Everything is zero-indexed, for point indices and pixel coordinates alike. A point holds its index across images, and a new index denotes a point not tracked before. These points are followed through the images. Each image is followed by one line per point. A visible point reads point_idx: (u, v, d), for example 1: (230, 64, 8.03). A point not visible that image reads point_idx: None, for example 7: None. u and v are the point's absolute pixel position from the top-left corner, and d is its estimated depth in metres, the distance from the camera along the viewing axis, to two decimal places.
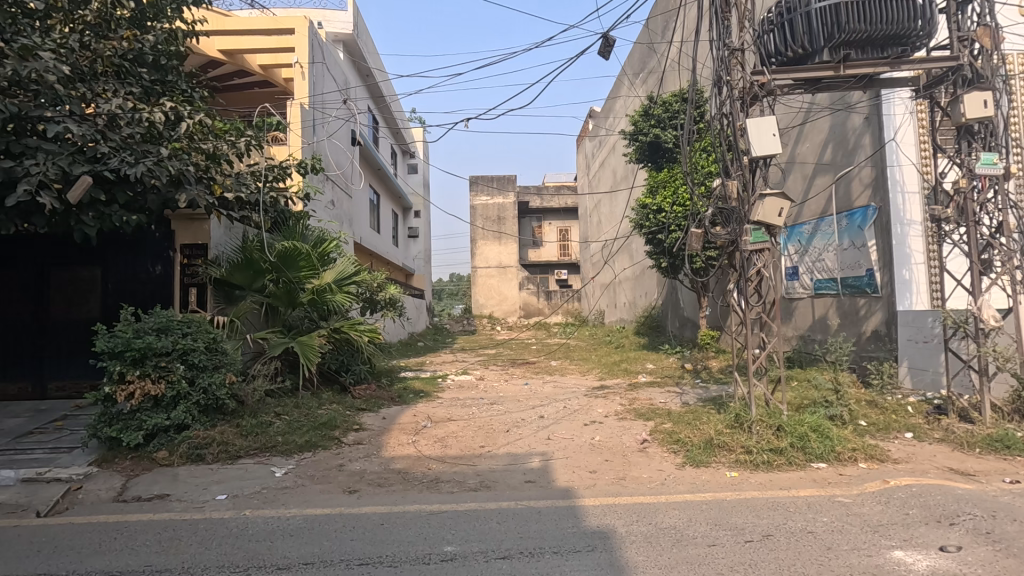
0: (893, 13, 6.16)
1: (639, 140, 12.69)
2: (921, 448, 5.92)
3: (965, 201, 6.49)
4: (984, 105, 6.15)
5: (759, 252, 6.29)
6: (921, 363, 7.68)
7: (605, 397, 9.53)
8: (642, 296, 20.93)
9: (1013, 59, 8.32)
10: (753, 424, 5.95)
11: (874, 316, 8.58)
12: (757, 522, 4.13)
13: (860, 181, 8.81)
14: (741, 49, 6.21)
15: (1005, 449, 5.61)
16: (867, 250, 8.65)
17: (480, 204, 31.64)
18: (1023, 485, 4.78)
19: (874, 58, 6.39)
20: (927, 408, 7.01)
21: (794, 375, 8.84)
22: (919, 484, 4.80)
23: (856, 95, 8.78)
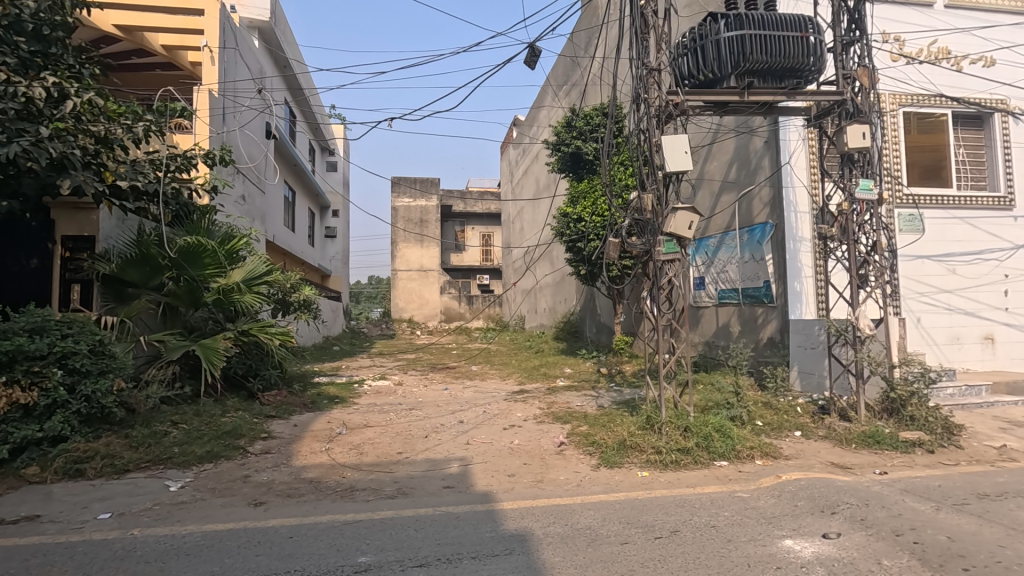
0: (790, 48, 6.74)
1: (561, 150, 13.03)
2: (807, 445, 6.50)
3: (846, 222, 7.22)
4: (863, 136, 6.91)
5: (670, 262, 6.64)
6: (808, 367, 8.44)
7: (524, 401, 9.66)
8: (561, 302, 21.45)
9: (886, 98, 9.40)
10: (663, 426, 6.27)
11: (769, 324, 9.35)
12: (666, 519, 4.34)
13: (760, 200, 9.56)
14: (658, 69, 6.56)
15: (876, 444, 6.29)
16: (765, 263, 9.40)
17: (402, 206, 31.07)
18: (889, 475, 5.39)
19: (774, 87, 6.95)
20: (813, 408, 7.71)
21: (700, 379, 9.40)
22: (805, 477, 5.27)
23: (758, 120, 9.54)
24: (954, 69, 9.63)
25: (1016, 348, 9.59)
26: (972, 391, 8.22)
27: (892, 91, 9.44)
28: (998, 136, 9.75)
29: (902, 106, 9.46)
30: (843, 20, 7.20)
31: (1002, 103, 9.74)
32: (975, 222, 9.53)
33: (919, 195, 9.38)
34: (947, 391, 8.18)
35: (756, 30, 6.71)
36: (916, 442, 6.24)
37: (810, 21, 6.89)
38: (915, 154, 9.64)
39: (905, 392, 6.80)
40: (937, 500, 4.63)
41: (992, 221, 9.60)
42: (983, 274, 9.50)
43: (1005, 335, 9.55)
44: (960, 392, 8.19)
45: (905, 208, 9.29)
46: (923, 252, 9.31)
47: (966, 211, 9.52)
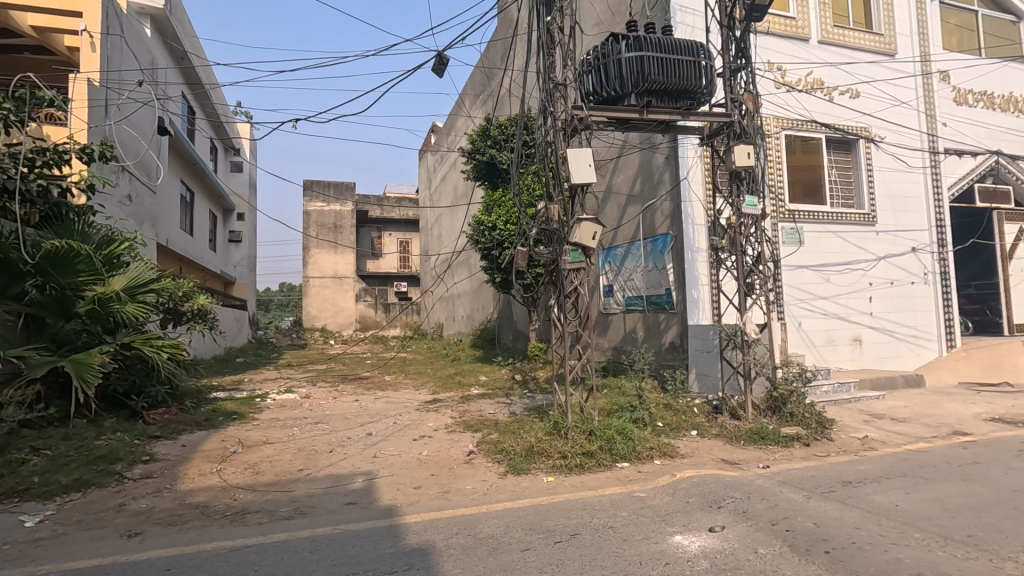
0: (685, 71, 7.20)
1: (476, 158, 13.09)
2: (701, 443, 6.92)
3: (735, 235, 7.82)
4: (748, 156, 7.52)
5: (576, 271, 6.86)
6: (704, 369, 8.99)
7: (437, 410, 9.55)
8: (478, 310, 21.48)
9: (770, 122, 10.30)
10: (569, 430, 6.43)
11: (671, 329, 9.89)
12: (567, 523, 4.43)
13: (661, 212, 10.13)
14: (564, 84, 6.79)
15: (760, 440, 6.81)
16: (666, 272, 9.96)
17: (314, 211, 29.79)
18: (771, 468, 5.85)
19: (671, 108, 7.38)
20: (708, 408, 8.22)
21: (607, 384, 9.75)
22: (697, 475, 5.60)
23: (659, 137, 10.13)
24: (827, 98, 10.74)
25: (880, 349, 10.77)
26: (843, 388, 9.14)
27: (776, 115, 10.36)
28: (863, 159, 10.97)
29: (784, 130, 10.40)
30: (732, 47, 7.80)
31: (865, 130, 10.99)
32: (845, 235, 10.64)
33: (799, 211, 10.33)
34: (822, 389, 9.02)
35: (654, 53, 7.12)
36: (794, 436, 6.83)
37: (702, 47, 7.41)
38: (796, 173, 10.59)
39: (786, 390, 7.43)
40: (810, 489, 5.08)
41: (858, 236, 10.76)
42: (852, 282, 10.61)
43: (871, 337, 10.71)
44: (832, 389, 9.08)
45: (787, 222, 10.20)
46: (802, 262, 10.25)
47: (838, 226, 10.60)
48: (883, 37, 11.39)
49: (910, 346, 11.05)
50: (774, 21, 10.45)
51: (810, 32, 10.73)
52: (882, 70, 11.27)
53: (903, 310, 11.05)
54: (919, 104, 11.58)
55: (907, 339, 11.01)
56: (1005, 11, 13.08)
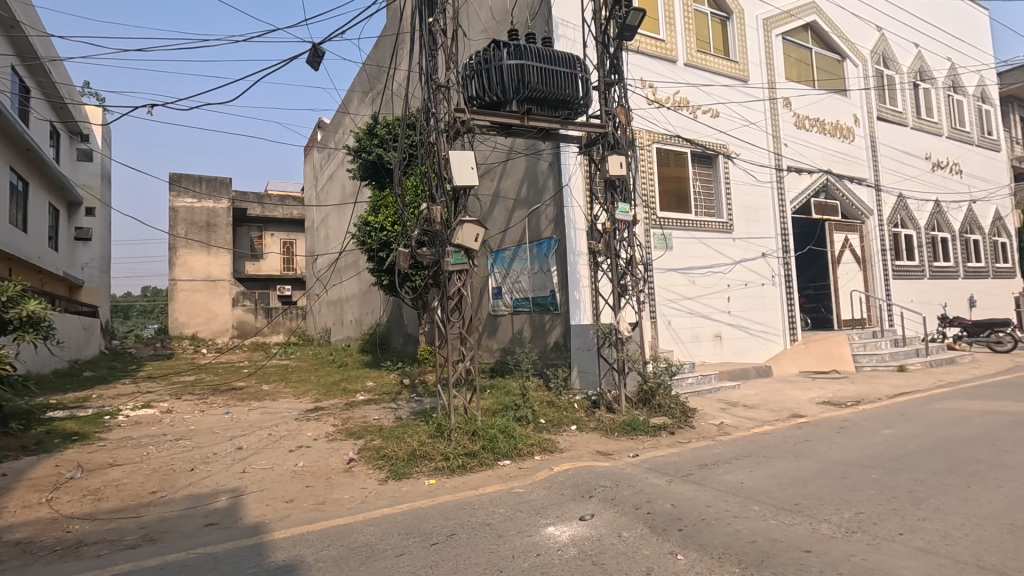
0: (562, 82, 7.54)
1: (362, 157, 12.69)
2: (580, 437, 7.26)
3: (610, 239, 8.34)
4: (620, 166, 8.06)
5: (460, 273, 6.92)
6: (585, 367, 9.43)
7: (317, 419, 9.09)
8: (368, 313, 20.82)
9: (642, 135, 11.07)
10: (452, 432, 6.44)
11: (555, 329, 10.30)
12: (445, 524, 4.43)
13: (546, 217, 10.51)
14: (446, 86, 6.82)
15: (632, 431, 7.30)
16: (551, 274, 10.35)
17: (183, 207, 27.01)
18: (640, 457, 6.29)
19: (550, 116, 7.68)
20: (587, 403, 8.64)
21: (495, 384, 9.90)
22: (573, 467, 5.87)
23: (543, 144, 10.50)
24: (691, 116, 11.79)
25: (736, 343, 12.01)
26: (705, 379, 10.07)
27: (647, 129, 11.15)
28: (721, 173, 12.17)
29: (655, 143, 11.24)
30: (606, 62, 8.28)
31: (723, 147, 12.21)
32: (708, 241, 11.74)
33: (667, 218, 11.20)
34: (688, 381, 9.86)
35: (534, 62, 7.37)
36: (662, 425, 7.41)
37: (579, 60, 7.80)
38: (666, 183, 11.47)
39: (655, 383, 8.02)
40: (671, 474, 5.53)
41: (718, 242, 11.91)
42: (713, 283, 11.72)
43: (729, 333, 11.90)
44: (696, 380, 9.96)
45: (658, 228, 11.02)
46: (671, 265, 11.14)
47: (701, 233, 11.67)
48: (738, 64, 12.75)
49: (761, 341, 12.42)
50: (645, 42, 11.27)
51: (677, 54, 11.73)
52: (736, 94, 12.59)
53: (756, 308, 12.41)
54: (767, 126, 13.09)
55: (758, 334, 12.37)
56: (833, 50, 15.19)
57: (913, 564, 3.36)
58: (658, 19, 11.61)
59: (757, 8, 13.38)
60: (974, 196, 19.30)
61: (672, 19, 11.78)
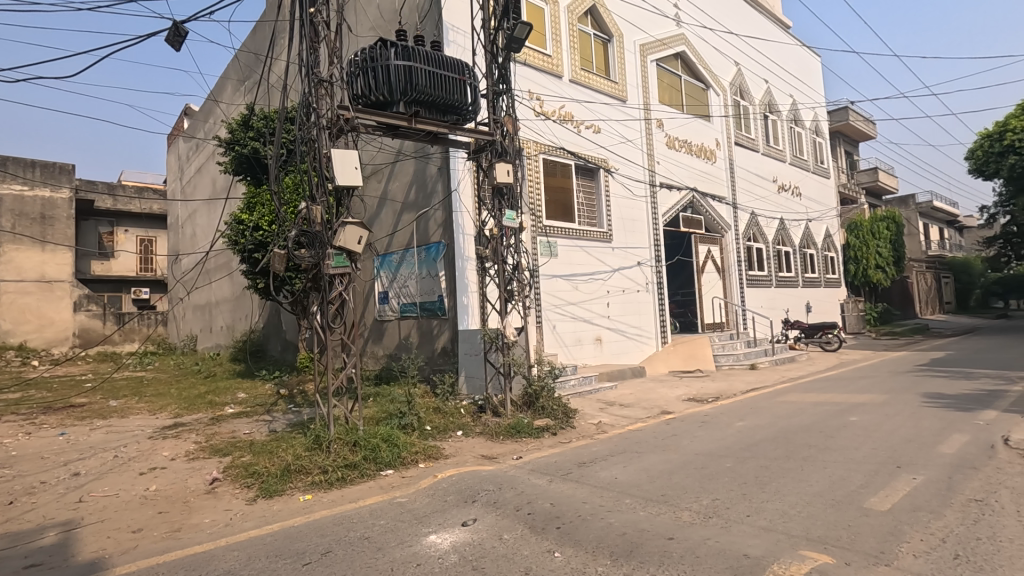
0: (451, 87, 7.56)
1: (235, 150, 11.77)
2: (465, 442, 7.28)
3: (497, 245, 8.48)
4: (507, 174, 8.24)
5: (341, 277, 6.64)
6: (472, 372, 9.45)
7: (176, 437, 8.17)
8: (241, 319, 19.23)
9: (530, 145, 11.39)
10: (331, 443, 6.13)
11: (443, 334, 10.25)
12: (320, 541, 4.20)
13: (434, 221, 10.44)
14: (329, 81, 6.52)
15: (517, 434, 7.45)
16: (439, 279, 10.30)
17: (8, 194, 22.69)
18: (523, 459, 6.43)
19: (438, 120, 7.65)
20: (474, 408, 8.69)
21: (379, 392, 9.59)
22: (457, 473, 5.85)
23: (432, 148, 10.45)
24: (575, 130, 12.39)
25: (615, 346, 12.75)
26: (586, 381, 10.58)
27: (534, 139, 11.50)
28: (602, 186, 12.90)
29: (541, 153, 11.62)
30: (494, 71, 8.44)
31: (604, 161, 12.95)
32: (589, 250, 12.36)
33: (552, 226, 11.61)
34: (570, 382, 10.28)
35: (422, 65, 7.30)
36: (544, 427, 7.65)
37: (468, 67, 7.87)
38: (552, 193, 11.89)
39: (539, 386, 8.26)
40: (552, 474, 5.72)
41: (599, 250, 12.58)
42: (594, 290, 12.36)
43: (608, 337, 12.60)
44: (578, 382, 10.42)
45: (543, 236, 11.40)
46: (555, 271, 11.58)
47: (583, 241, 12.26)
48: (618, 84, 13.64)
49: (636, 343, 13.31)
50: (532, 55, 11.65)
51: (563, 70, 12.28)
52: (615, 112, 13.44)
53: (632, 313, 13.27)
54: (642, 144, 14.11)
55: (634, 338, 13.24)
56: (699, 79, 16.79)
57: (757, 542, 3.76)
58: (545, 34, 12.07)
59: (634, 34, 14.41)
60: (810, 216, 22.31)
61: (558, 35, 12.30)
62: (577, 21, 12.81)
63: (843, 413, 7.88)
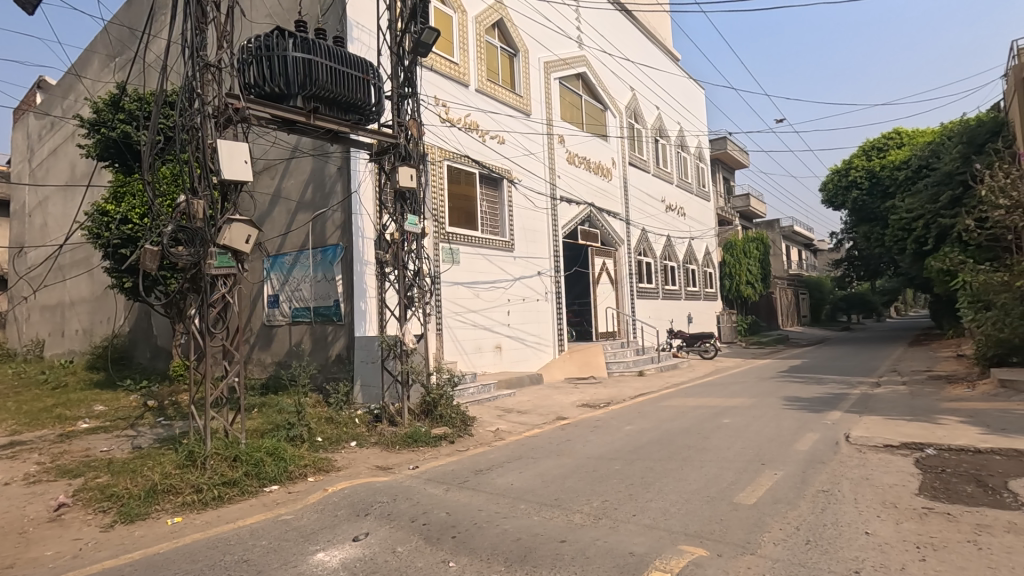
0: (354, 85, 7.33)
1: (100, 132, 10.50)
2: (359, 454, 7.02)
3: (397, 249, 8.30)
4: (411, 178, 8.12)
5: (224, 278, 6.15)
6: (368, 381, 9.15)
7: (13, 457, 7.04)
8: (101, 323, 17.09)
9: (435, 150, 11.31)
10: (207, 459, 5.62)
11: (338, 341, 9.83)
12: (190, 568, 3.81)
13: (332, 222, 10.01)
14: (217, 67, 6.05)
15: (413, 443, 7.31)
16: (335, 283, 9.88)
17: None
18: (420, 468, 6.31)
19: (339, 118, 7.38)
20: (369, 417, 8.40)
21: (265, 403, 8.96)
22: (349, 486, 5.60)
23: (331, 147, 10.02)
24: (480, 139, 12.51)
25: (514, 353, 12.95)
26: (485, 389, 10.62)
27: (439, 146, 11.44)
28: (504, 196, 13.11)
29: (445, 160, 11.57)
30: (399, 74, 8.29)
31: (507, 172, 13.19)
32: (491, 258, 12.49)
33: (455, 234, 11.59)
34: (469, 390, 10.26)
35: (323, 59, 7.00)
36: (442, 435, 7.57)
37: (372, 67, 7.68)
38: (456, 200, 11.88)
39: (437, 394, 8.16)
40: (449, 482, 5.67)
41: (500, 259, 12.75)
42: (495, 298, 12.49)
43: (508, 345, 12.78)
44: (477, 390, 10.44)
45: (446, 242, 11.33)
46: (457, 279, 11.55)
47: (486, 249, 12.37)
48: (522, 98, 13.99)
49: (535, 351, 13.62)
50: (439, 61, 11.61)
51: (469, 79, 12.37)
52: (519, 124, 13.76)
53: (531, 321, 13.57)
54: (545, 158, 14.56)
55: (533, 345, 13.54)
56: (598, 100, 17.68)
57: (641, 539, 3.99)
58: (453, 42, 12.09)
59: (539, 51, 14.90)
60: (693, 234, 24.24)
61: (466, 44, 12.37)
62: (484, 33, 12.98)
63: (718, 415, 8.61)
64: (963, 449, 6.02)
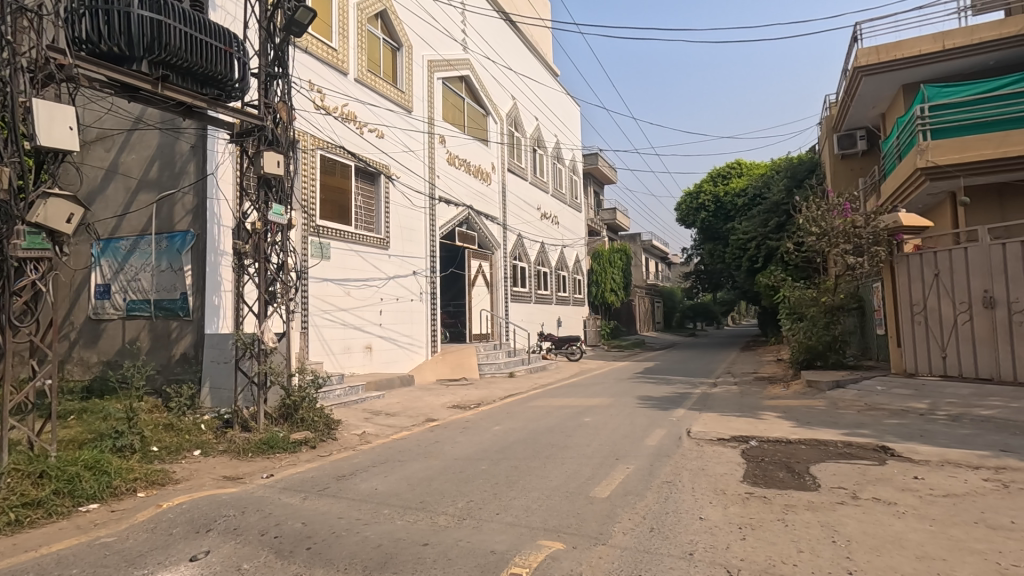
0: (212, 55, 6.72)
1: None
2: (203, 464, 6.35)
3: (258, 241, 7.64)
4: (277, 164, 7.55)
5: (35, 261, 5.23)
6: (218, 383, 8.32)
7: None
8: None
9: (306, 137, 10.62)
10: (2, 477, 4.72)
11: (183, 338, 8.82)
12: None
13: (182, 206, 8.98)
14: (36, 13, 5.13)
15: (269, 449, 6.79)
16: (183, 274, 8.86)
17: None
18: (274, 477, 5.85)
19: (193, 90, 6.68)
20: (218, 423, 7.66)
21: (86, 409, 7.75)
22: (189, 500, 5.03)
23: (184, 122, 8.98)
24: (357, 131, 12.01)
25: (385, 354, 12.58)
26: (352, 391, 10.19)
27: (312, 133, 10.77)
28: (381, 192, 12.71)
29: (318, 149, 10.93)
30: (268, 51, 7.66)
31: (385, 167, 12.81)
32: (364, 255, 12.03)
33: (326, 227, 10.98)
34: (334, 393, 9.77)
35: (176, 23, 6.29)
36: (302, 440, 7.11)
37: (236, 39, 7.13)
38: (328, 192, 11.28)
39: (299, 397, 7.64)
40: (307, 491, 5.32)
41: (374, 257, 12.34)
42: (367, 296, 12.05)
43: (379, 345, 12.38)
44: (344, 392, 9.99)
45: (315, 236, 10.69)
46: (326, 275, 10.96)
47: (359, 246, 11.89)
48: (404, 94, 13.69)
49: (407, 352, 13.35)
50: (315, 43, 10.95)
51: (348, 67, 11.83)
52: (399, 120, 13.46)
53: (404, 322, 13.29)
54: (424, 156, 14.39)
55: (405, 346, 13.26)
56: (480, 105, 17.88)
57: (503, 537, 4.07)
58: (331, 25, 11.48)
59: (423, 48, 14.71)
60: (565, 243, 25.45)
61: (345, 30, 11.81)
62: (366, 22, 12.51)
63: (579, 415, 9.11)
64: (778, 440, 7.00)
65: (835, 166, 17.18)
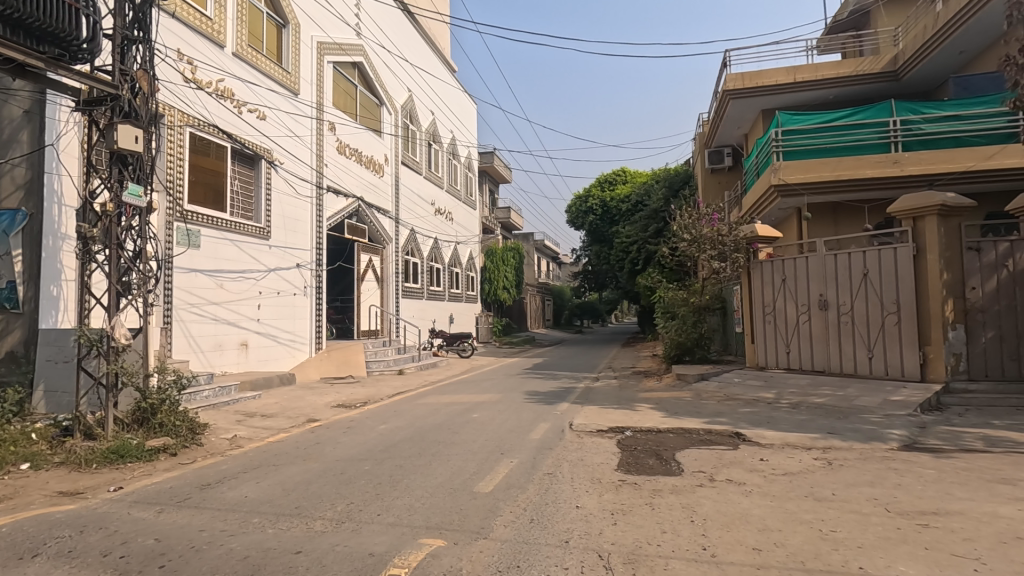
0: (53, 9, 5.89)
1: None
2: (33, 479, 5.52)
3: (109, 225, 6.75)
4: (135, 140, 6.75)
5: None
6: (54, 385, 7.25)
7: None
8: None
9: (173, 113, 9.60)
10: None
11: (10, 335, 7.58)
12: None
13: (11, 180, 7.69)
14: None
15: (119, 459, 6.06)
16: (10, 260, 7.58)
17: None
18: (124, 489, 5.22)
19: (27, 47, 5.81)
20: (54, 432, 6.69)
21: None
22: (12, 522, 4.33)
23: (15, 82, 7.68)
24: (234, 110, 11.08)
25: (262, 352, 11.73)
26: (222, 391, 9.41)
27: (180, 108, 9.76)
28: (262, 177, 11.84)
29: (187, 126, 9.94)
30: (125, 12, 6.79)
31: (267, 152, 11.94)
32: (241, 244, 11.13)
33: (195, 213, 10.02)
34: (201, 395, 8.96)
35: None
36: (160, 447, 6.41)
37: None
38: (197, 173, 10.29)
39: (157, 399, 6.84)
40: (163, 503, 4.81)
41: (251, 246, 11.44)
42: (243, 289, 11.16)
43: (255, 342, 11.51)
44: (212, 393, 9.20)
45: (181, 222, 9.74)
46: (195, 265, 10.00)
47: (234, 235, 10.97)
48: (289, 75, 12.86)
49: (287, 350, 12.56)
50: (186, 9, 9.94)
51: (225, 40, 10.87)
52: (283, 102, 12.62)
53: (285, 317, 12.48)
54: (311, 143, 13.61)
55: (285, 343, 12.46)
56: (374, 94, 17.29)
57: (383, 539, 3.98)
58: None
59: (312, 29, 13.91)
60: (459, 239, 25.40)
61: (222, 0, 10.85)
62: None
63: (467, 411, 9.14)
64: (649, 429, 7.54)
65: (705, 179, 18.85)
